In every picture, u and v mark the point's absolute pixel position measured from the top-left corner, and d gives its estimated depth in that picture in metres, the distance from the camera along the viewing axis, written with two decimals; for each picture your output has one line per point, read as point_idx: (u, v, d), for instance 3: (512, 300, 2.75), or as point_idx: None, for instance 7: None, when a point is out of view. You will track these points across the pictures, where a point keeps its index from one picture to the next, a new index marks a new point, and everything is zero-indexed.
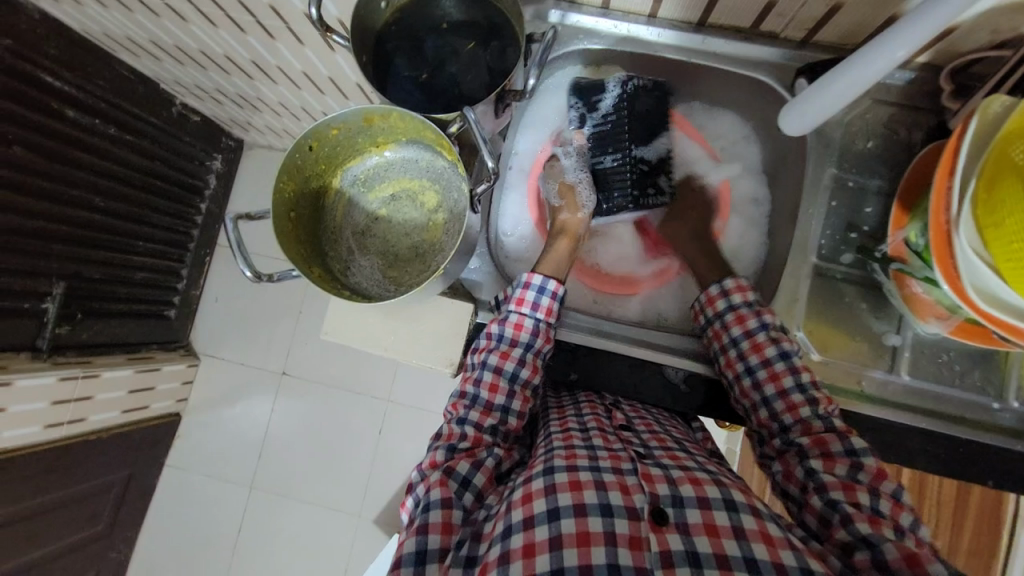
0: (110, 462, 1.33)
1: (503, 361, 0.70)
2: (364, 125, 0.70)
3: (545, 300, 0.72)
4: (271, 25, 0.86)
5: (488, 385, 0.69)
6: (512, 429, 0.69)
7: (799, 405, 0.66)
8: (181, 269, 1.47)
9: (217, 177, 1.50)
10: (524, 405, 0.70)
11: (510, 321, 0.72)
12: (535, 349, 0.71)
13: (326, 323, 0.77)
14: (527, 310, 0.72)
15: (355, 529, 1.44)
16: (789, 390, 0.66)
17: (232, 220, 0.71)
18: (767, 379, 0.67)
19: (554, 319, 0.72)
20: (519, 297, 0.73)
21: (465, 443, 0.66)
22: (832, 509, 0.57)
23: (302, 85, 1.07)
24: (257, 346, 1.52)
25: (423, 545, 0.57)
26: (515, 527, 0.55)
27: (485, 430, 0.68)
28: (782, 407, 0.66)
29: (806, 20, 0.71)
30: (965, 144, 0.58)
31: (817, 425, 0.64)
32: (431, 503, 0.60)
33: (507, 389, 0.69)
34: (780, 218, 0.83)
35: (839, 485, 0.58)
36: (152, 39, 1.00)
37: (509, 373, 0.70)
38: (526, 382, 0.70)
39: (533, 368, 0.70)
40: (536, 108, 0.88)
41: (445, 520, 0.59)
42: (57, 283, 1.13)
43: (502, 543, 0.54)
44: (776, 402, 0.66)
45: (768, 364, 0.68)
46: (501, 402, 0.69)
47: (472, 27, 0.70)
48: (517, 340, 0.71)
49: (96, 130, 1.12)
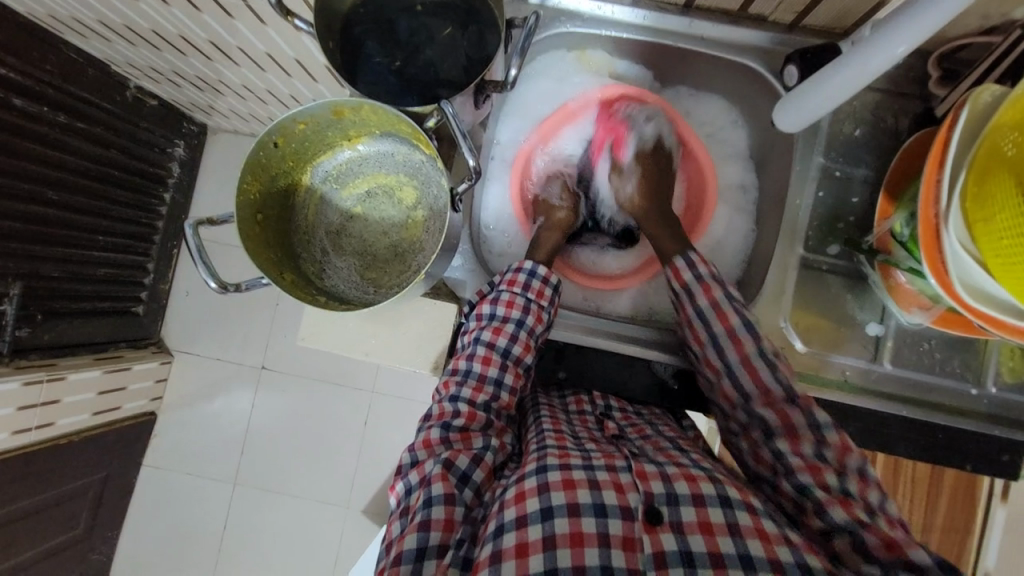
0: (85, 466, 1.28)
1: (496, 336, 0.67)
2: (334, 118, 0.65)
3: (536, 282, 0.71)
4: (227, 2, 0.79)
5: (480, 358, 0.67)
6: (505, 406, 0.67)
7: (761, 372, 0.62)
8: (147, 264, 1.40)
9: (181, 164, 1.42)
10: (516, 381, 0.68)
11: (502, 300, 0.69)
12: (527, 328, 0.69)
13: (303, 328, 0.74)
14: (518, 289, 0.69)
15: (344, 522, 1.43)
16: (752, 357, 0.63)
17: (192, 226, 0.66)
18: (732, 348, 0.64)
19: (546, 302, 0.70)
20: (511, 277, 0.71)
21: (459, 421, 0.64)
22: (803, 496, 0.57)
23: (267, 67, 1.00)
24: (232, 342, 1.47)
25: (424, 541, 0.55)
26: (507, 526, 0.54)
27: (478, 407, 0.65)
28: (744, 373, 0.63)
29: (798, 3, 0.69)
30: (954, 135, 0.57)
31: (777, 393, 0.61)
32: (432, 498, 0.57)
33: (500, 363, 0.67)
34: (767, 207, 0.82)
35: (806, 467, 0.58)
36: (99, 18, 0.91)
37: (501, 349, 0.67)
38: (518, 359, 0.68)
39: (525, 346, 0.68)
40: (520, 94, 0.84)
41: (447, 517, 0.57)
42: (13, 283, 1.06)
43: (493, 542, 0.53)
44: (738, 369, 0.63)
45: (733, 334, 0.64)
46: (493, 375, 0.66)
47: (449, 9, 0.65)
48: (509, 317, 0.68)
49: (43, 117, 1.04)
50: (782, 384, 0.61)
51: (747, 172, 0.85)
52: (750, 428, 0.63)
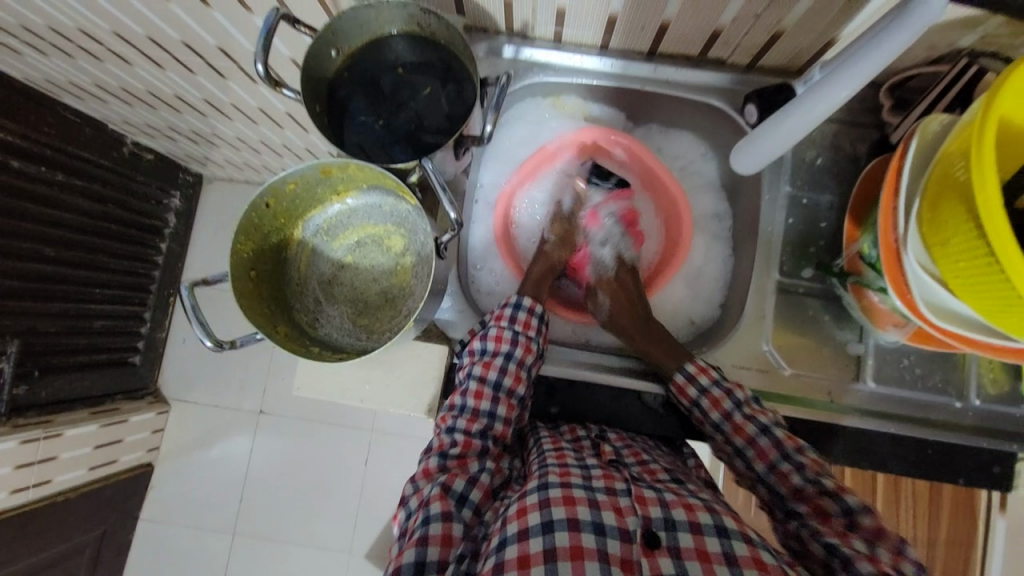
0: (81, 523, 1.26)
1: (486, 370, 0.69)
2: (322, 177, 0.69)
3: (522, 314, 0.73)
4: (220, 65, 0.84)
5: (473, 392, 0.68)
6: (500, 436, 0.68)
7: (769, 451, 0.65)
8: (144, 313, 1.41)
9: (176, 214, 1.45)
10: (509, 412, 0.69)
11: (491, 335, 0.71)
12: (516, 359, 0.70)
13: (298, 377, 0.75)
14: (506, 323, 0.72)
15: (346, 568, 1.40)
16: (755, 437, 0.67)
17: (187, 287, 0.68)
18: (733, 433, 0.68)
19: (533, 332, 0.72)
20: (498, 313, 0.73)
21: (456, 450, 0.65)
22: (831, 555, 0.56)
23: (259, 121, 1.05)
24: (229, 388, 1.47)
25: (423, 555, 0.55)
26: (509, 539, 0.54)
27: (473, 436, 0.66)
28: (753, 455, 0.66)
29: (751, 47, 0.74)
30: (906, 164, 0.61)
31: (788, 468, 0.64)
32: (430, 516, 0.58)
33: (491, 396, 0.68)
34: (742, 234, 0.85)
35: (833, 532, 0.58)
36: (98, 83, 0.96)
37: (492, 382, 0.69)
38: (509, 391, 0.69)
39: (516, 377, 0.69)
40: (501, 140, 0.88)
41: (445, 533, 0.57)
42: (12, 341, 1.08)
43: (496, 556, 0.54)
44: (725, 427, 0.68)
45: (730, 418, 0.68)
46: (486, 408, 0.67)
47: (428, 69, 0.69)
48: (498, 351, 0.70)
49: (42, 177, 1.07)
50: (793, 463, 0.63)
51: (720, 201, 0.89)
52: (782, 514, 0.63)
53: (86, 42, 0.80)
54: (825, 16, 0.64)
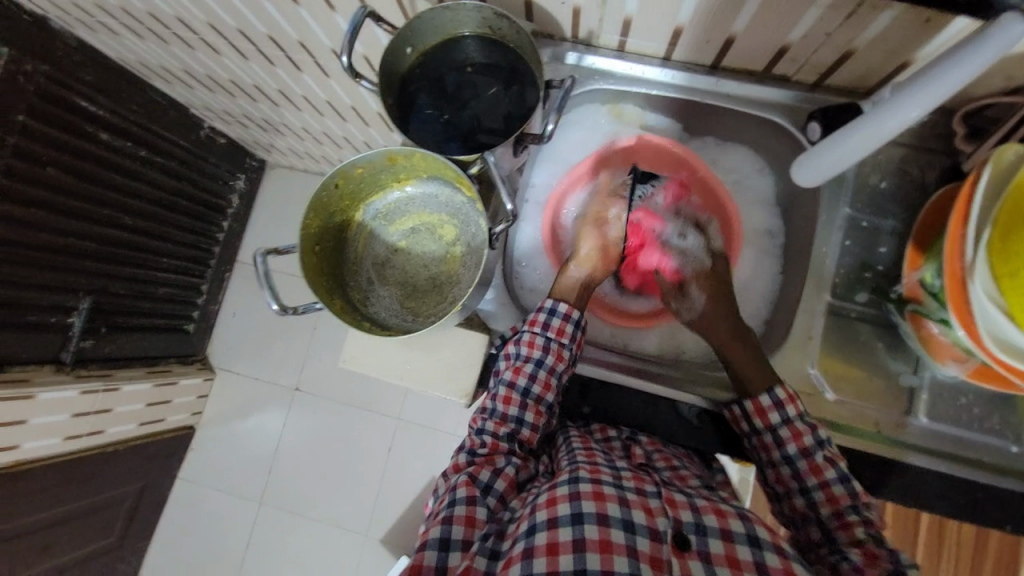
0: (125, 473, 1.36)
1: (516, 376, 0.70)
2: (388, 164, 0.73)
3: (556, 321, 0.72)
4: (298, 58, 0.91)
5: (502, 398, 0.70)
6: (525, 440, 0.70)
7: (822, 467, 0.65)
8: (201, 285, 1.51)
9: (239, 196, 1.56)
10: (537, 419, 0.70)
11: (524, 340, 0.72)
12: (547, 367, 0.70)
13: (345, 350, 0.80)
14: (538, 329, 0.72)
15: (362, 549, 1.44)
16: (831, 483, 0.65)
17: (261, 255, 0.73)
18: (809, 471, 0.66)
19: (567, 340, 0.72)
20: (532, 318, 0.73)
21: (484, 450, 0.68)
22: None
23: (326, 113, 1.12)
24: (271, 362, 1.55)
25: (447, 533, 0.59)
26: (539, 525, 0.55)
27: (501, 438, 0.69)
28: (822, 499, 0.64)
29: (819, 65, 0.73)
30: (976, 198, 0.58)
31: (840, 490, 0.64)
32: (456, 498, 0.62)
33: (519, 403, 0.69)
34: (793, 253, 0.84)
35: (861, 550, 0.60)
36: (185, 69, 1.05)
37: (521, 389, 0.70)
38: (538, 398, 0.70)
39: (546, 384, 0.70)
40: (557, 141, 0.91)
41: (468, 514, 0.60)
42: (84, 298, 1.18)
43: (526, 540, 0.55)
44: (798, 462, 0.67)
45: (808, 455, 0.66)
46: (514, 414, 0.69)
47: (495, 70, 0.72)
48: (530, 356, 0.71)
49: (128, 152, 1.18)
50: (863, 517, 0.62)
51: (773, 217, 0.87)
52: (817, 531, 0.66)
53: (182, 31, 0.89)
54: (902, 35, 0.63)
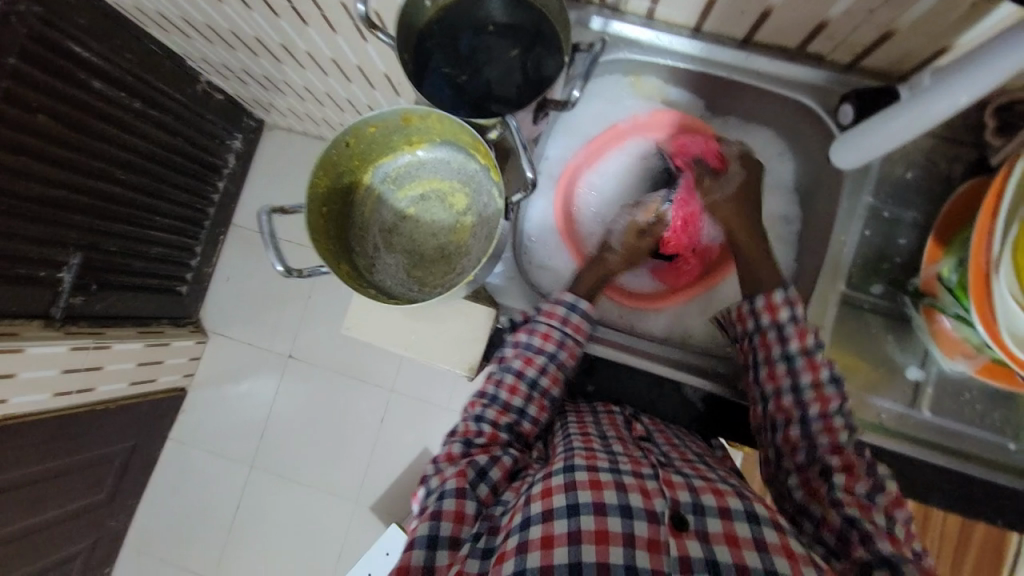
0: (115, 433, 1.35)
1: (525, 366, 0.69)
2: (401, 124, 0.69)
3: (575, 317, 0.71)
4: (304, 10, 0.85)
5: (507, 386, 0.69)
6: (525, 433, 0.69)
7: (829, 400, 0.63)
8: (194, 246, 1.48)
9: (236, 156, 1.50)
10: (539, 413, 0.70)
11: (538, 331, 0.71)
12: (557, 361, 0.70)
13: (349, 316, 0.77)
14: (555, 322, 0.71)
15: (353, 515, 1.45)
16: (824, 383, 0.64)
17: (267, 213, 0.70)
18: (806, 369, 0.64)
19: (581, 337, 0.71)
20: (548, 310, 0.71)
21: (481, 439, 0.67)
22: (849, 526, 0.56)
23: (330, 73, 1.07)
24: (266, 328, 1.53)
25: (435, 530, 0.58)
26: (533, 519, 0.55)
27: (500, 428, 0.68)
28: (813, 397, 0.63)
29: (856, 45, 0.70)
30: (1010, 185, 0.57)
31: (840, 423, 0.62)
32: (445, 491, 0.61)
33: (525, 395, 0.69)
34: (809, 242, 0.82)
35: (857, 504, 0.57)
36: (183, 16, 0.99)
37: (528, 380, 0.69)
38: (544, 391, 0.70)
39: (553, 379, 0.70)
40: (577, 111, 0.87)
41: (457, 509, 0.59)
42: (74, 253, 1.14)
43: (520, 533, 0.54)
44: (798, 360, 0.65)
45: (808, 355, 0.65)
46: (518, 405, 0.68)
47: (517, 31, 0.68)
48: (543, 349, 0.69)
49: (120, 103, 1.12)
50: (847, 418, 0.62)
51: (790, 204, 0.86)
52: (805, 459, 0.63)
53: None
54: (949, 17, 0.60)
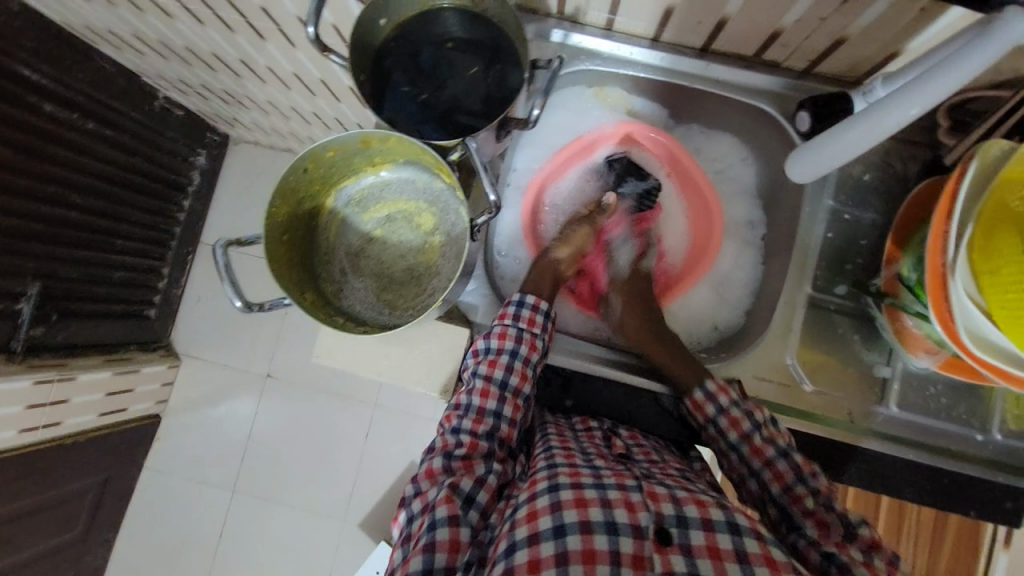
0: (87, 467, 1.29)
1: (491, 369, 0.68)
2: (362, 147, 0.68)
3: (526, 312, 0.72)
4: (259, 25, 0.83)
5: (478, 392, 0.68)
6: (506, 437, 0.67)
7: (784, 473, 0.65)
8: (162, 268, 1.42)
9: (201, 173, 1.45)
10: (515, 412, 0.68)
11: (495, 333, 0.71)
12: (521, 357, 0.69)
13: (317, 345, 0.76)
14: (509, 321, 0.71)
15: (341, 535, 1.42)
16: (773, 459, 0.65)
17: (222, 245, 0.70)
18: (708, 400, 0.71)
19: (538, 330, 0.71)
20: (501, 312, 0.72)
21: (461, 450, 0.65)
22: (829, 563, 0.58)
23: (292, 86, 1.03)
24: (240, 348, 1.48)
25: (429, 564, 0.56)
26: (519, 544, 0.54)
27: (480, 437, 0.66)
28: (726, 424, 0.69)
29: (810, 52, 0.71)
30: (963, 188, 0.58)
31: (802, 490, 0.63)
32: (437, 521, 0.58)
33: (498, 395, 0.67)
34: (775, 245, 0.83)
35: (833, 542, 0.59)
36: (134, 33, 0.95)
37: (498, 381, 0.68)
38: (516, 390, 0.68)
39: (523, 375, 0.69)
40: (543, 122, 0.87)
41: (452, 539, 0.57)
42: (32, 283, 1.09)
43: (505, 560, 0.53)
44: (742, 447, 0.67)
45: (748, 439, 0.67)
46: (492, 407, 0.67)
47: (476, 46, 0.67)
48: (502, 348, 0.69)
49: (73, 124, 1.07)
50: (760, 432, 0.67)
51: (755, 208, 0.87)
52: (782, 523, 0.64)
53: None
54: (896, 25, 0.62)
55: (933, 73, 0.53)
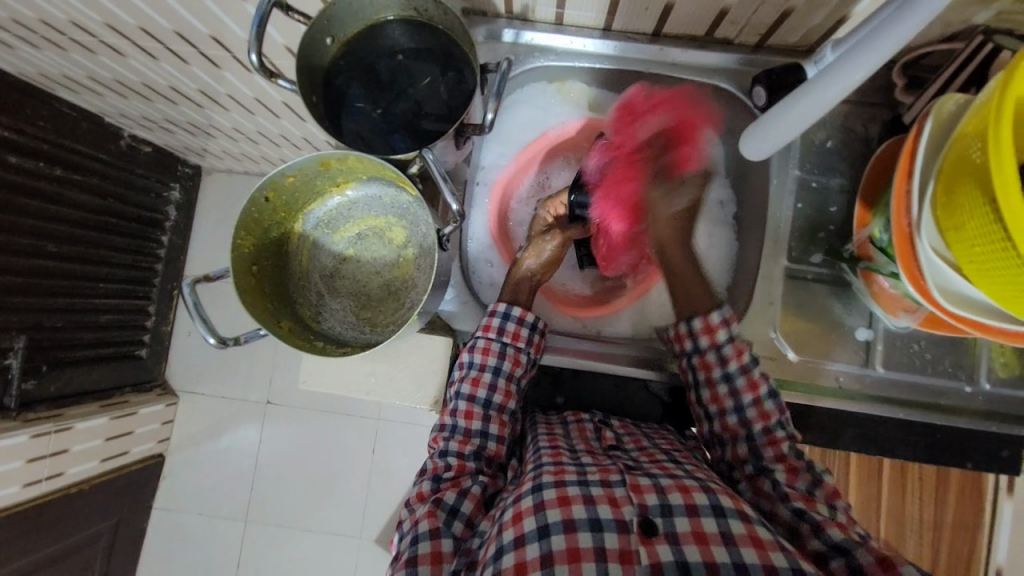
0: (96, 514, 1.28)
1: (475, 388, 0.69)
2: (321, 169, 0.67)
3: (511, 325, 0.71)
4: (213, 54, 0.82)
5: (463, 413, 0.68)
6: (493, 454, 0.68)
7: (771, 414, 0.65)
8: (148, 306, 1.40)
9: (176, 207, 1.43)
10: (502, 429, 0.69)
11: (478, 347, 0.71)
12: (505, 373, 0.70)
13: (306, 370, 0.78)
14: (493, 335, 0.71)
15: (356, 552, 1.41)
16: (763, 399, 0.66)
17: (189, 284, 0.70)
18: (745, 387, 0.67)
19: (523, 343, 0.71)
20: (485, 324, 0.72)
21: (449, 472, 0.66)
22: (799, 519, 0.59)
23: (256, 111, 1.02)
24: (236, 378, 1.47)
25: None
26: (506, 547, 0.54)
27: (467, 457, 0.67)
28: (755, 415, 0.65)
29: (759, 27, 0.72)
30: (919, 148, 0.60)
31: (781, 434, 0.64)
32: (419, 535, 0.59)
33: (482, 415, 0.68)
34: (748, 221, 0.84)
35: (801, 497, 0.60)
36: (89, 75, 0.93)
37: (482, 400, 0.69)
38: (501, 407, 0.69)
39: (506, 393, 0.69)
40: (504, 122, 0.87)
41: (434, 550, 0.58)
42: (17, 337, 1.08)
43: (494, 565, 0.53)
44: (748, 408, 0.66)
45: (746, 372, 0.67)
46: (478, 427, 0.68)
47: (427, 55, 0.67)
48: (486, 365, 0.70)
49: (40, 173, 1.06)
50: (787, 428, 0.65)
51: (727, 189, 0.86)
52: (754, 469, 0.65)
53: (76, 34, 0.78)
54: None
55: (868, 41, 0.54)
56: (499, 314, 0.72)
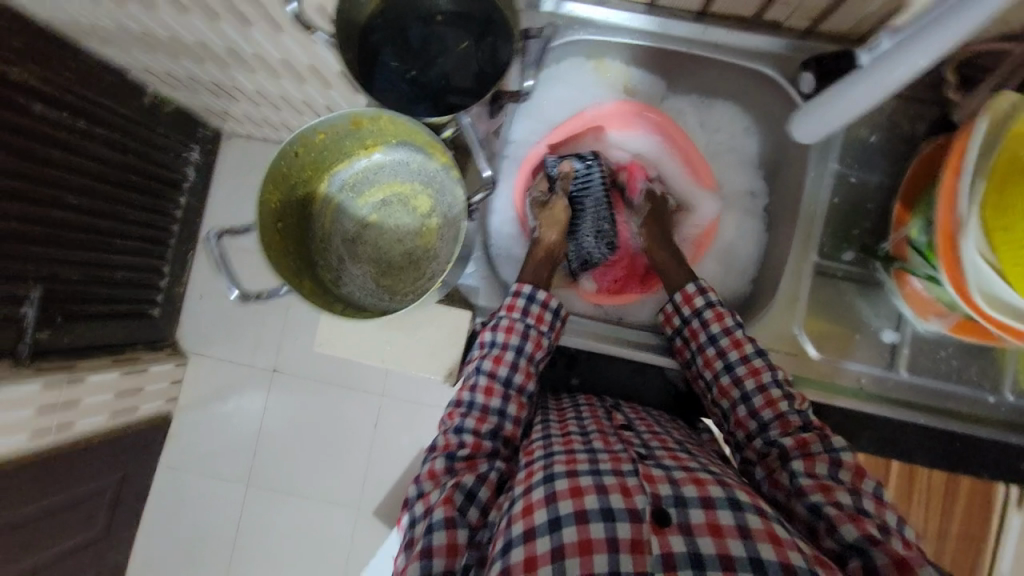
0: (103, 466, 1.30)
1: (496, 366, 0.68)
2: (351, 129, 0.67)
3: (535, 308, 0.71)
4: (243, 11, 0.80)
5: (482, 390, 0.67)
6: (509, 436, 0.68)
7: (761, 371, 0.66)
8: (163, 267, 1.41)
9: (195, 169, 1.42)
10: (519, 411, 0.69)
11: (502, 326, 0.71)
12: (526, 355, 0.70)
13: (319, 334, 0.76)
14: (518, 315, 0.71)
15: (354, 522, 1.43)
16: (751, 356, 0.67)
17: (215, 236, 0.69)
18: (731, 347, 0.68)
19: (545, 327, 0.71)
20: (510, 304, 0.72)
21: (464, 451, 0.64)
22: (815, 517, 0.55)
23: (281, 75, 1.00)
24: (246, 343, 1.48)
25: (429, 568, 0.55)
26: (515, 541, 0.53)
27: (483, 436, 0.66)
28: (762, 402, 0.64)
29: (813, 10, 0.69)
30: (975, 144, 0.56)
31: (777, 395, 0.64)
32: (434, 523, 0.57)
33: (502, 394, 0.68)
34: (779, 214, 0.82)
35: (818, 488, 0.56)
36: (116, 27, 0.92)
37: (503, 378, 0.68)
38: (520, 388, 0.69)
39: (526, 374, 0.69)
40: (538, 97, 0.84)
41: (450, 541, 0.56)
42: (34, 286, 1.08)
43: (502, 559, 0.53)
44: (738, 366, 0.66)
45: (729, 333, 0.69)
46: (496, 406, 0.67)
47: (465, 18, 0.65)
48: (508, 343, 0.69)
49: (64, 124, 1.06)
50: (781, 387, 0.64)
51: (757, 179, 0.85)
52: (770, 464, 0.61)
53: None
54: None
55: (929, 24, 0.51)
56: (523, 295, 0.72)
